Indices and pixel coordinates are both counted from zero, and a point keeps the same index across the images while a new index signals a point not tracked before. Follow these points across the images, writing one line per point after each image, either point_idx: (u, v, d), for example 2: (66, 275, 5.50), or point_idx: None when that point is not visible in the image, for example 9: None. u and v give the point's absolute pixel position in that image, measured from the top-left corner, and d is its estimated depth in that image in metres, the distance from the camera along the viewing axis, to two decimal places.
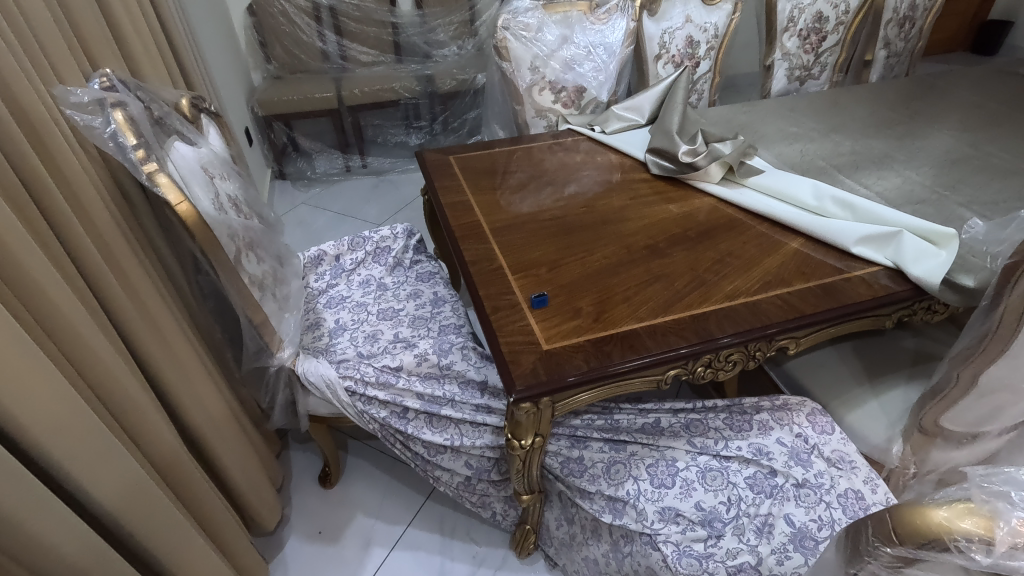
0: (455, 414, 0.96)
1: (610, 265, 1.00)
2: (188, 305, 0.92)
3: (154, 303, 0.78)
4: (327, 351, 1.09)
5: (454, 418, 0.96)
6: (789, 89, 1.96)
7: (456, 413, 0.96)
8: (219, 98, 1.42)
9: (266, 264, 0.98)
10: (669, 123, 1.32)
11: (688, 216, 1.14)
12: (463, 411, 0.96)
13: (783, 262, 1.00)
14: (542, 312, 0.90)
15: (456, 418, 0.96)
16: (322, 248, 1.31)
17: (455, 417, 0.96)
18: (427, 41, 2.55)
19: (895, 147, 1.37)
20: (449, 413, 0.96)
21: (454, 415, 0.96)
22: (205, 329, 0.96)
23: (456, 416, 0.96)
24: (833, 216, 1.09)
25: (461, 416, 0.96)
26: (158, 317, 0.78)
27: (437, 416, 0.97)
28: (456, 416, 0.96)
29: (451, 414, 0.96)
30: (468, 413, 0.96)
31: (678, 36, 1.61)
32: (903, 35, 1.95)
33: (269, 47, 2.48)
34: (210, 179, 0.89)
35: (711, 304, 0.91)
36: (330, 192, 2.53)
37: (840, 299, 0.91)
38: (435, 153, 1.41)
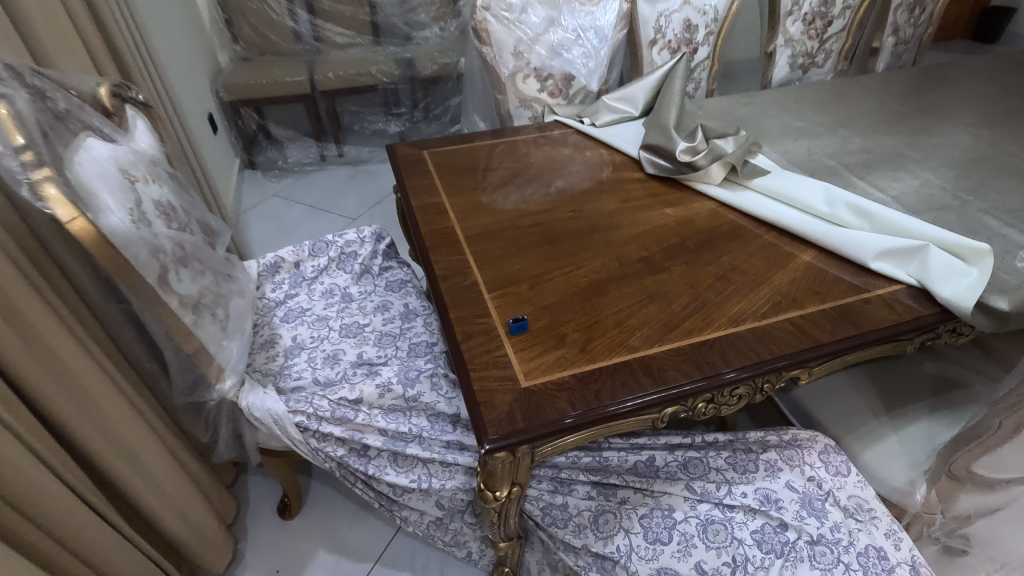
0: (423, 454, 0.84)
1: (598, 283, 0.88)
2: (108, 328, 0.79)
3: (54, 334, 0.65)
4: (281, 376, 0.97)
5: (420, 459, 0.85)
6: (791, 79, 1.83)
7: (423, 454, 0.84)
8: (165, 88, 1.28)
9: (204, 279, 0.85)
10: (666, 116, 1.20)
11: (686, 222, 1.02)
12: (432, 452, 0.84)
13: (793, 279, 0.89)
14: (520, 339, 0.79)
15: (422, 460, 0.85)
16: (280, 253, 1.17)
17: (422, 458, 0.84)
18: (407, 21, 2.39)
19: (909, 144, 1.25)
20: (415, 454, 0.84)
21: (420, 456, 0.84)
22: (133, 354, 0.83)
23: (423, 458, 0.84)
24: (848, 224, 0.97)
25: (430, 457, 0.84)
26: (59, 350, 0.66)
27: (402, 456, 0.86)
28: (422, 457, 0.84)
29: (417, 454, 0.84)
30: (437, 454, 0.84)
31: (675, 20, 1.47)
32: (913, 21, 1.83)
33: (235, 26, 2.31)
34: (131, 185, 0.75)
35: (714, 330, 0.80)
36: (303, 183, 2.38)
37: (858, 324, 0.80)
38: (407, 146, 1.27)
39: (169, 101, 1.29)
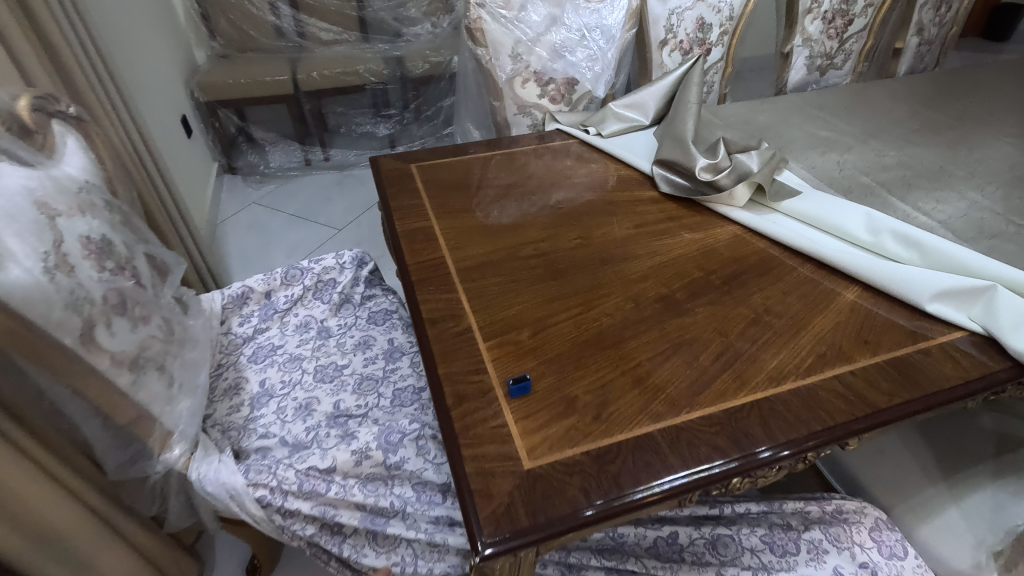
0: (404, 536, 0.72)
1: (612, 328, 0.76)
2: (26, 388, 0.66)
3: None
4: (245, 431, 0.84)
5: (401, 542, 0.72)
6: (807, 81, 1.71)
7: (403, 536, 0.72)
8: (117, 89, 1.13)
9: (148, 329, 0.72)
10: (682, 127, 1.07)
11: (708, 251, 0.90)
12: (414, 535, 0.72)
13: (837, 324, 0.76)
14: (522, 403, 0.66)
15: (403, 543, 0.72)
16: (248, 283, 1.04)
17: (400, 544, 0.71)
18: (397, 17, 2.25)
19: (950, 158, 1.12)
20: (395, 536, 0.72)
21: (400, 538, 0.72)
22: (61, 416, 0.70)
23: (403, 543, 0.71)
24: (895, 256, 0.85)
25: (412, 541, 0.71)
26: None
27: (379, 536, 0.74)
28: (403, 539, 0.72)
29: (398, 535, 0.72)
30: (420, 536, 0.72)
31: (687, 18, 1.35)
32: (938, 20, 1.70)
33: (212, 21, 2.16)
34: (49, 221, 0.62)
35: (751, 390, 0.68)
36: (286, 189, 2.24)
37: (920, 384, 0.68)
38: (392, 159, 1.14)
39: (122, 105, 1.14)
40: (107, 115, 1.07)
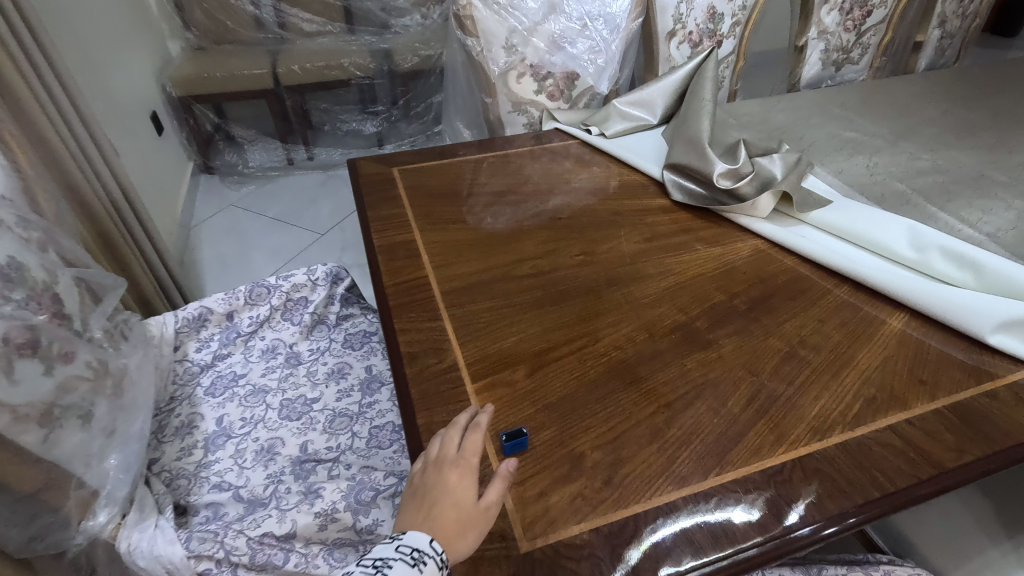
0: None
1: (622, 366, 0.64)
2: None
3: None
4: (195, 481, 0.73)
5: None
6: (822, 77, 1.60)
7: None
8: (53, 81, 1.01)
9: (74, 369, 0.61)
10: (696, 128, 0.96)
11: (729, 270, 0.78)
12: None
13: (886, 360, 0.65)
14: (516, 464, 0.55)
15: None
16: (206, 304, 0.91)
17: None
18: (384, 7, 2.12)
19: (989, 162, 1.02)
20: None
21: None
22: None
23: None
24: (944, 277, 0.74)
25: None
26: None
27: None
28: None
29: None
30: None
31: (697, 7, 1.23)
32: (961, 12, 1.60)
33: (186, 10, 2.04)
34: None
35: (792, 445, 0.57)
36: (266, 190, 2.11)
37: (992, 437, 0.57)
38: (372, 162, 1.03)
39: (59, 99, 1.02)
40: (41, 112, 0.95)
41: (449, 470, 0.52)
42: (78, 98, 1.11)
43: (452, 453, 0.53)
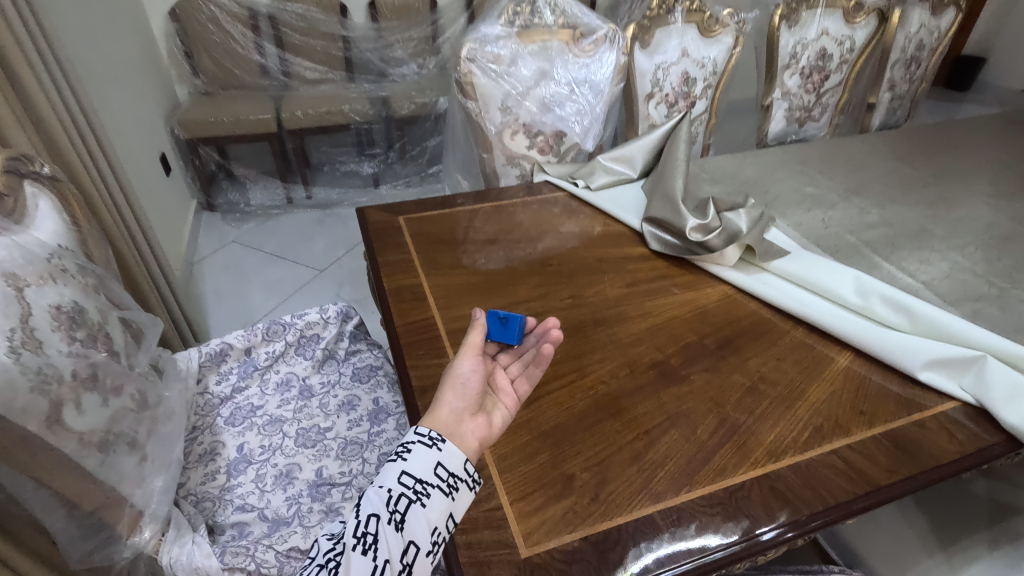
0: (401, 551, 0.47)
1: (607, 398, 0.74)
2: None
3: None
4: (220, 502, 0.80)
5: (424, 535, 0.48)
6: (787, 132, 1.76)
7: (404, 561, 0.47)
8: (93, 132, 1.11)
9: (120, 403, 0.67)
10: (671, 185, 1.08)
11: (700, 313, 0.89)
12: (420, 547, 0.48)
13: (833, 393, 0.76)
14: (511, 443, 0.68)
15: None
16: (227, 339, 1.00)
17: (426, 479, 0.50)
18: (383, 57, 2.34)
19: (929, 218, 1.15)
20: (372, 531, 0.47)
21: (395, 509, 0.48)
22: None
23: (440, 500, 0.50)
24: (885, 320, 0.85)
25: (438, 541, 0.49)
26: None
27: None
28: (412, 541, 0.48)
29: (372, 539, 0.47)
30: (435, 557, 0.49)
31: (672, 73, 1.39)
32: (908, 77, 1.78)
33: (195, 58, 2.18)
34: (16, 294, 0.58)
35: (752, 466, 0.66)
36: (266, 227, 2.19)
37: (920, 460, 0.67)
38: (380, 211, 1.12)
39: (101, 154, 1.12)
40: (85, 169, 1.06)
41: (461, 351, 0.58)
42: (109, 145, 1.19)
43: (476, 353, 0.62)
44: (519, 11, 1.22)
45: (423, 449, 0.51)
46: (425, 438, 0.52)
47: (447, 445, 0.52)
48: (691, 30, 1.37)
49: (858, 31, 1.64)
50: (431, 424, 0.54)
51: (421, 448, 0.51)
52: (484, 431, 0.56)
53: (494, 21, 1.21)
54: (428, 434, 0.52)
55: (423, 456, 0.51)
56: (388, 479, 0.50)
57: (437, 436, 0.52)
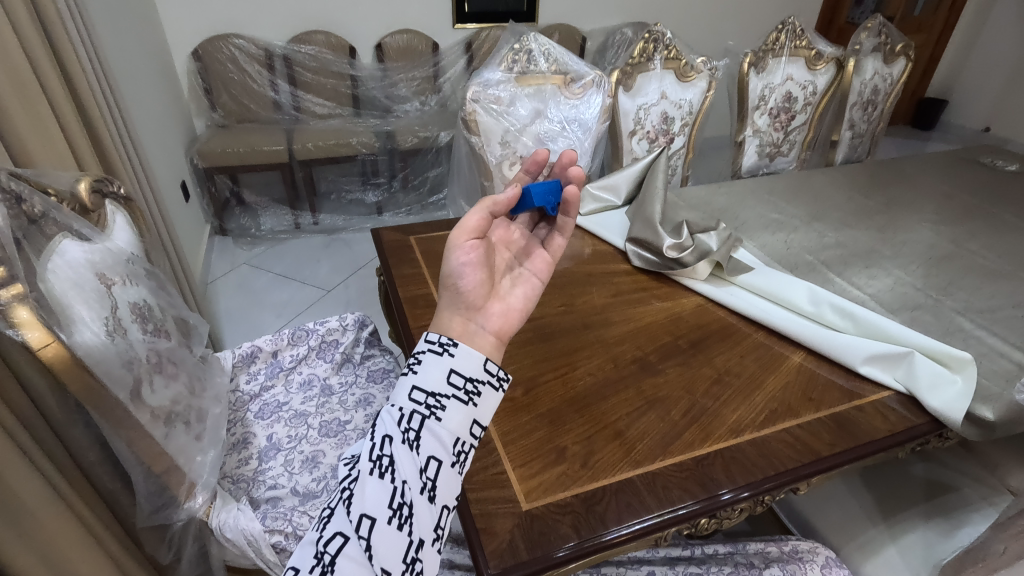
0: (421, 467, 0.58)
1: (595, 386, 0.87)
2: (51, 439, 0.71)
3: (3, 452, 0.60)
4: (254, 482, 0.91)
5: (442, 446, 0.60)
6: (759, 166, 1.93)
7: (428, 475, 0.59)
8: (128, 145, 1.20)
9: (179, 386, 0.79)
10: (651, 209, 1.23)
11: (675, 318, 1.03)
12: (440, 458, 0.60)
13: (787, 383, 0.89)
14: (513, 422, 0.80)
15: (411, 556, 0.56)
16: (257, 343, 1.12)
17: (438, 391, 0.61)
18: (387, 94, 2.59)
19: (878, 240, 1.30)
20: (386, 459, 0.58)
21: (410, 426, 0.60)
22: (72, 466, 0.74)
23: (453, 409, 0.61)
24: (834, 325, 0.99)
25: (459, 449, 0.61)
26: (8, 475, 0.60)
27: (340, 528, 0.55)
28: (432, 455, 0.59)
29: (388, 465, 0.58)
30: (457, 461, 0.61)
31: (653, 112, 1.56)
32: (866, 117, 1.97)
33: (214, 94, 2.38)
34: (106, 289, 0.70)
35: (715, 440, 0.79)
36: (275, 251, 2.32)
37: (856, 436, 0.81)
38: (393, 232, 1.26)
39: (133, 165, 1.21)
40: (127, 175, 1.15)
41: (457, 242, 0.69)
42: (143, 158, 1.29)
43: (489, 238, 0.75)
44: (517, 58, 1.38)
45: (435, 356, 0.63)
46: (435, 346, 0.64)
47: (457, 350, 0.64)
48: (669, 75, 1.55)
49: (819, 76, 1.83)
50: (441, 331, 0.66)
51: (432, 357, 0.63)
52: (497, 324, 0.69)
53: (495, 67, 1.37)
54: (438, 343, 0.64)
55: (435, 366, 0.63)
56: (402, 399, 0.61)
57: (447, 342, 0.65)
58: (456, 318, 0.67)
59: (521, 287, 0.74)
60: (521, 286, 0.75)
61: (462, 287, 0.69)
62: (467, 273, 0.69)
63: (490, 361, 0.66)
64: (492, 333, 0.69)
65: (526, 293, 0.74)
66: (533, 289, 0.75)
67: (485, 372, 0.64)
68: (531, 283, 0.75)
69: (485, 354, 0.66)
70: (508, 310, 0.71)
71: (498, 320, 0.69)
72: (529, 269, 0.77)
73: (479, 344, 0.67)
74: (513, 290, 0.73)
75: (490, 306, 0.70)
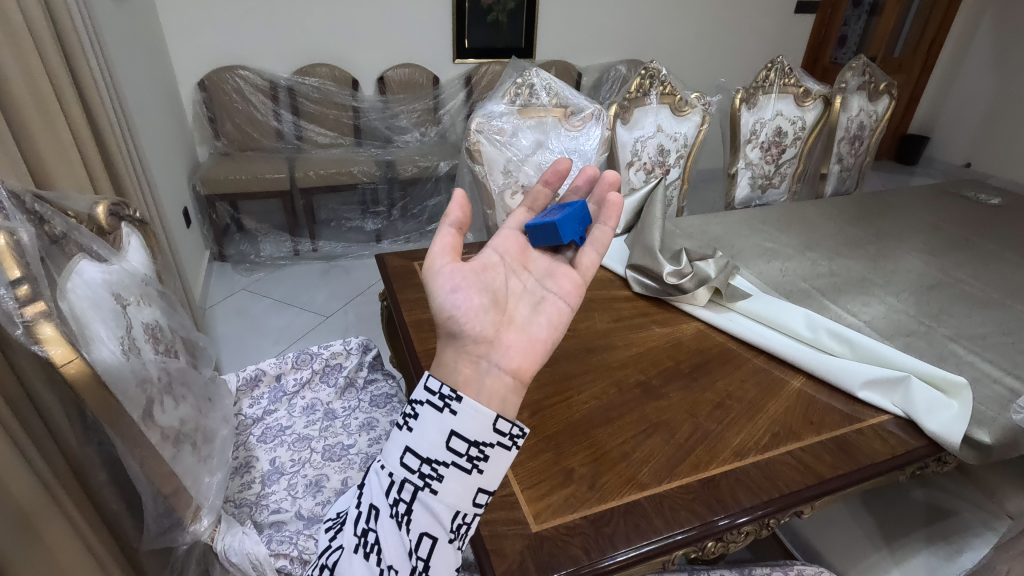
0: (410, 547, 0.59)
1: (600, 410, 0.88)
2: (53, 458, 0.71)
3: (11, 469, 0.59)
4: (257, 507, 0.90)
5: (436, 521, 0.59)
6: (751, 198, 1.98)
7: (419, 555, 0.59)
8: (139, 171, 1.23)
9: (187, 406, 0.79)
10: (650, 236, 1.25)
11: (676, 343, 1.05)
12: (432, 535, 0.59)
13: (789, 407, 0.90)
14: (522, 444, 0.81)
15: None
16: (261, 366, 1.13)
17: (434, 458, 0.60)
18: (388, 126, 2.65)
19: (870, 269, 1.34)
20: (372, 536, 0.60)
21: (400, 498, 0.60)
22: (72, 487, 0.74)
23: (452, 479, 0.60)
24: (831, 350, 1.01)
25: (458, 523, 0.60)
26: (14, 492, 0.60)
27: None
28: (425, 532, 0.59)
29: (374, 543, 0.60)
30: (455, 536, 0.60)
31: (649, 145, 1.61)
32: (854, 151, 2.04)
33: (218, 123, 2.43)
34: (122, 309, 0.72)
35: (719, 462, 0.80)
36: (274, 277, 2.33)
37: (857, 458, 0.82)
38: (397, 257, 1.28)
39: (144, 191, 1.24)
40: (137, 200, 1.17)
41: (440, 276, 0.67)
42: (152, 183, 1.31)
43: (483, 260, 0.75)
44: (520, 92, 1.43)
45: (434, 413, 0.61)
46: (435, 401, 0.61)
47: (459, 407, 0.61)
48: (665, 109, 1.61)
49: (807, 112, 1.90)
50: (444, 381, 0.63)
51: (429, 414, 0.61)
52: (513, 362, 0.66)
53: (499, 100, 1.42)
54: (438, 398, 0.61)
55: (431, 430, 0.60)
56: (394, 465, 0.61)
57: (449, 396, 0.61)
58: (464, 361, 0.64)
59: (542, 314, 0.72)
60: (543, 312, 0.73)
61: (466, 321, 0.66)
62: (460, 303, 0.66)
63: (500, 418, 0.62)
64: (508, 372, 0.66)
65: (548, 319, 0.72)
66: (555, 314, 0.73)
67: (494, 433, 0.61)
68: (555, 307, 0.74)
69: (494, 412, 0.62)
70: (528, 343, 0.69)
71: (516, 357, 0.66)
72: (552, 291, 0.76)
73: (485, 396, 0.63)
74: (533, 319, 0.71)
75: (507, 341, 0.67)
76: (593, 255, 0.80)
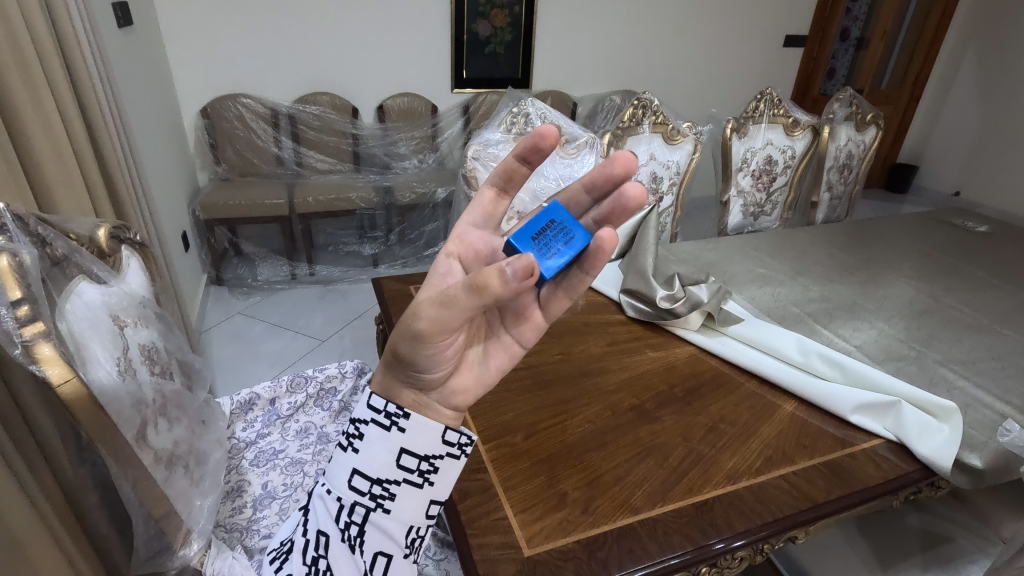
0: (364, 568, 0.60)
1: (594, 434, 0.88)
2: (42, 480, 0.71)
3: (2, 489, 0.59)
4: (247, 532, 0.89)
5: (390, 539, 0.61)
6: (744, 224, 2.01)
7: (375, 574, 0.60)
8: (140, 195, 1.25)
9: (181, 428, 0.79)
10: (643, 261, 1.27)
11: (670, 367, 1.05)
12: (387, 553, 0.61)
13: (782, 431, 0.91)
14: (514, 468, 0.81)
15: None
16: (255, 390, 1.13)
17: (384, 478, 0.61)
18: (387, 152, 2.69)
19: (861, 295, 1.36)
20: (324, 563, 0.61)
21: (351, 521, 0.61)
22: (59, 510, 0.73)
23: (405, 496, 0.62)
24: (823, 374, 1.02)
25: (412, 537, 0.62)
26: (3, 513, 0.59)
27: None
28: (379, 551, 0.60)
29: (326, 569, 0.60)
30: (410, 550, 0.62)
31: (643, 172, 1.64)
32: (843, 180, 2.08)
33: (219, 149, 2.47)
34: (118, 330, 0.72)
35: (712, 486, 0.80)
36: (271, 301, 2.34)
37: (850, 483, 0.82)
38: (393, 281, 1.29)
39: (144, 214, 1.25)
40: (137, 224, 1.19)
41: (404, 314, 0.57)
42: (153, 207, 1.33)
43: (441, 278, 0.66)
44: (515, 121, 1.47)
45: (381, 432, 0.62)
46: (382, 421, 0.62)
47: (407, 425, 0.62)
48: (657, 138, 1.65)
49: (796, 142, 1.95)
50: (389, 397, 0.63)
51: (377, 433, 0.62)
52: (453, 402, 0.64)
53: (495, 128, 1.46)
54: (386, 417, 0.62)
55: (381, 451, 0.61)
56: (343, 491, 0.62)
57: (395, 414, 0.62)
58: (405, 391, 0.63)
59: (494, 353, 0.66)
60: (496, 349, 0.66)
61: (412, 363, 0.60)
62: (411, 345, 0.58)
63: (448, 429, 0.63)
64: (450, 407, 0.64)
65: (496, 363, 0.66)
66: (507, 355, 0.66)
67: (444, 445, 0.63)
68: (507, 350, 0.66)
69: (443, 424, 0.63)
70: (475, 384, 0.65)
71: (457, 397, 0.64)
72: (507, 329, 0.67)
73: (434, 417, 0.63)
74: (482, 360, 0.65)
75: (452, 380, 0.63)
76: (563, 299, 0.64)
